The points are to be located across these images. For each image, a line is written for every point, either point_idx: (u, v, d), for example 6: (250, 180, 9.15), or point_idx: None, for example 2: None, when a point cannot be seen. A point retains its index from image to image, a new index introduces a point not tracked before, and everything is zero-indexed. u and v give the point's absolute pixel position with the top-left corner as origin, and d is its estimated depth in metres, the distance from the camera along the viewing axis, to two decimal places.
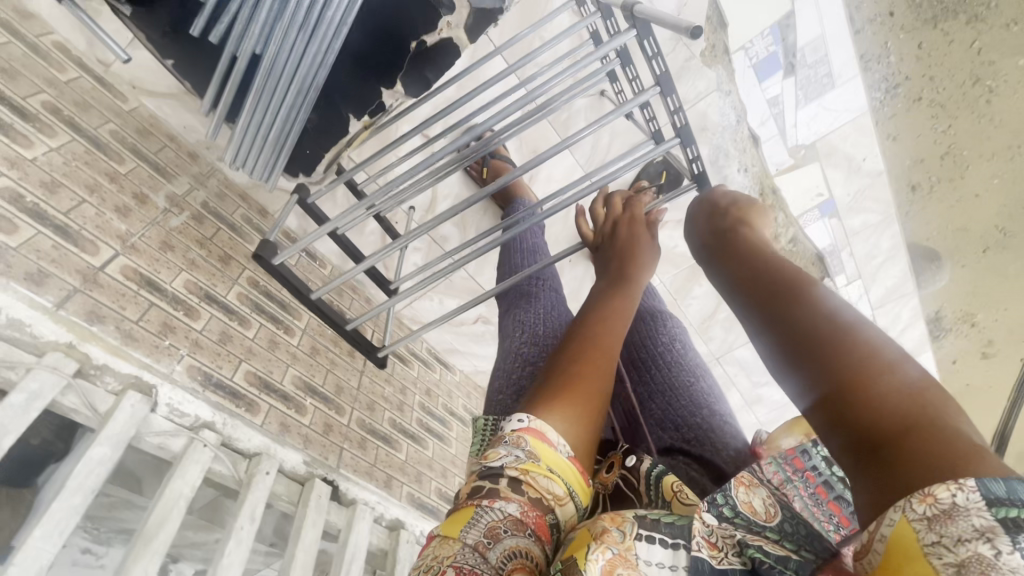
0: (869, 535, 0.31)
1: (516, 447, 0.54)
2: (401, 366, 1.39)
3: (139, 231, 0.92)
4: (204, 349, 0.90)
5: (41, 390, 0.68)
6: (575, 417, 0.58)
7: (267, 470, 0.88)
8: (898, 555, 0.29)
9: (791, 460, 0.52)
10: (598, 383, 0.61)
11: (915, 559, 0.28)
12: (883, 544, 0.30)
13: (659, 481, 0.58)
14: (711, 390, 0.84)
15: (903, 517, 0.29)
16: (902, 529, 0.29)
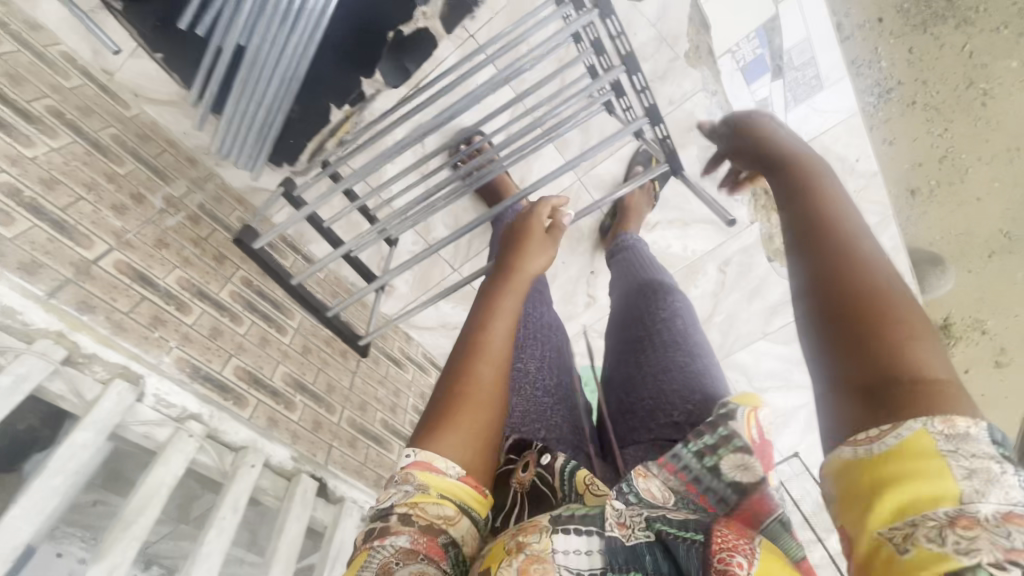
0: (876, 433, 0.38)
1: (404, 483, 0.57)
2: (395, 369, 1.39)
3: (134, 228, 0.95)
4: (193, 343, 0.92)
5: (27, 374, 0.69)
6: (466, 435, 0.60)
7: (252, 463, 0.89)
8: (909, 452, 0.36)
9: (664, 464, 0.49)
10: (490, 398, 0.63)
11: (929, 457, 0.35)
12: (895, 442, 0.37)
13: (573, 476, 0.61)
14: (705, 370, 0.82)
15: (923, 429, 0.36)
16: (921, 436, 0.36)
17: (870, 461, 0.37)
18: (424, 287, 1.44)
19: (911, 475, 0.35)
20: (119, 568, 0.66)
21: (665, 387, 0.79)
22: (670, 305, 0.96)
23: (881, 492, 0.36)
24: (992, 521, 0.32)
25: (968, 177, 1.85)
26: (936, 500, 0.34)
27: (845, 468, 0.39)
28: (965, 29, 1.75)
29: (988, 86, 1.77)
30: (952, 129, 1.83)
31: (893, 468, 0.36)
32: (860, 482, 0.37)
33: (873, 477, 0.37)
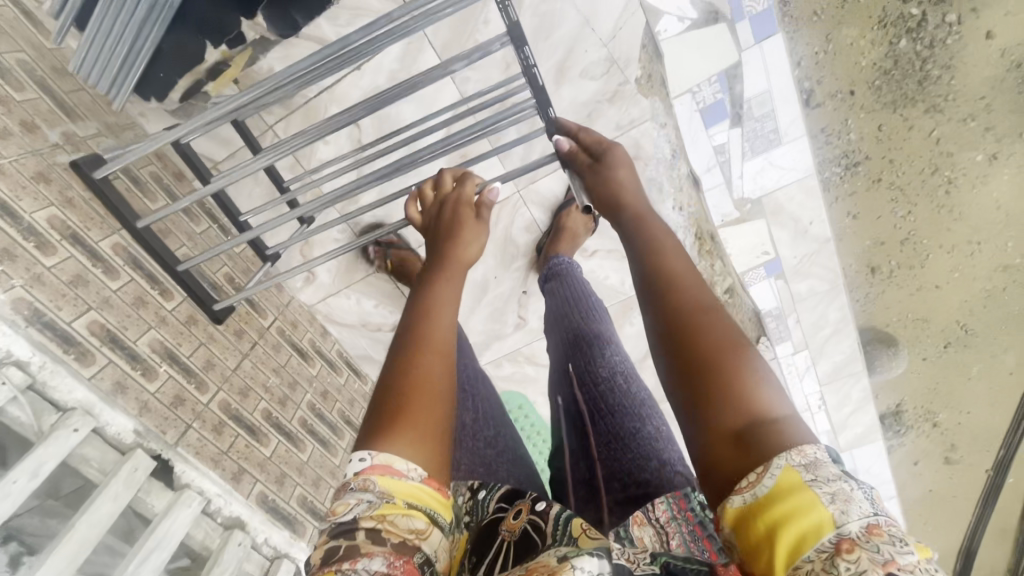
0: (757, 479, 0.46)
1: (364, 492, 0.54)
2: (299, 360, 1.30)
3: (12, 156, 0.88)
4: (44, 286, 0.83)
5: None
6: (420, 427, 0.59)
7: (76, 427, 0.79)
8: (788, 486, 0.44)
9: (677, 501, 0.66)
10: (436, 387, 0.63)
11: (801, 491, 0.44)
12: (772, 480, 0.45)
13: (568, 522, 0.57)
14: (657, 434, 0.80)
15: (788, 464, 0.45)
16: (788, 472, 0.45)
17: (761, 498, 0.45)
18: (348, 280, 1.38)
19: (792, 506, 0.43)
20: None
21: (621, 459, 0.75)
22: (610, 356, 0.92)
23: (778, 527, 0.43)
24: (861, 535, 0.41)
25: (928, 264, 1.82)
26: (818, 530, 0.42)
27: (741, 510, 0.46)
28: (933, 116, 1.66)
29: (953, 176, 1.72)
30: (915, 212, 1.76)
31: (778, 504, 0.44)
32: (758, 526, 0.44)
33: (767, 514, 0.44)
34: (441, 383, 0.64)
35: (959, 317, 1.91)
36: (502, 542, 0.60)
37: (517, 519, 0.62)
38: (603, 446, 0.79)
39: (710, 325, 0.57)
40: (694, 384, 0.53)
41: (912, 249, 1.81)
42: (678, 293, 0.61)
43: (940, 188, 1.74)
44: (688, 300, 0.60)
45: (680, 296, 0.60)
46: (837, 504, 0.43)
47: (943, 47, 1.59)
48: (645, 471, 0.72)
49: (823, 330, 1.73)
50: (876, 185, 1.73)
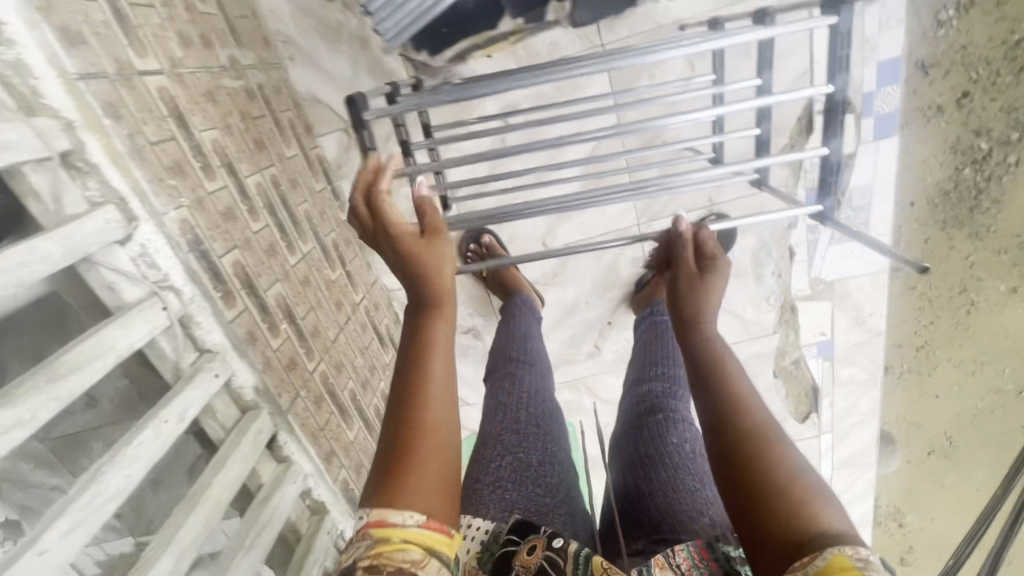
0: (810, 559, 0.40)
1: (359, 539, 0.46)
2: (377, 345, 1.23)
3: (191, 67, 0.81)
4: (205, 212, 0.76)
5: (16, 145, 0.53)
6: (429, 478, 0.49)
7: (215, 373, 0.71)
8: (837, 568, 0.38)
9: (699, 548, 0.55)
10: (435, 434, 0.51)
11: (844, 567, 0.38)
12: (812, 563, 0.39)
13: (588, 559, 0.54)
14: (714, 497, 0.70)
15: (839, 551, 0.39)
16: (837, 557, 0.39)
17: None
18: None
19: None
20: (19, 429, 0.47)
21: (675, 507, 0.66)
22: (675, 413, 0.82)
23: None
24: None
25: (936, 374, 1.69)
26: None
27: None
28: (973, 242, 1.47)
29: (978, 298, 1.54)
30: (935, 326, 1.60)
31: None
32: None
33: None
34: (444, 433, 0.52)
35: (946, 429, 1.79)
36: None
37: (530, 554, 0.56)
38: (655, 492, 0.70)
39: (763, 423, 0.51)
40: (736, 485, 0.47)
41: (925, 357, 1.67)
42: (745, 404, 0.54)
43: (962, 307, 1.56)
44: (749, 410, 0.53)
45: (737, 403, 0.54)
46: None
47: (1001, 181, 1.37)
48: (699, 524, 0.63)
49: (850, 418, 1.79)
50: (909, 292, 1.57)
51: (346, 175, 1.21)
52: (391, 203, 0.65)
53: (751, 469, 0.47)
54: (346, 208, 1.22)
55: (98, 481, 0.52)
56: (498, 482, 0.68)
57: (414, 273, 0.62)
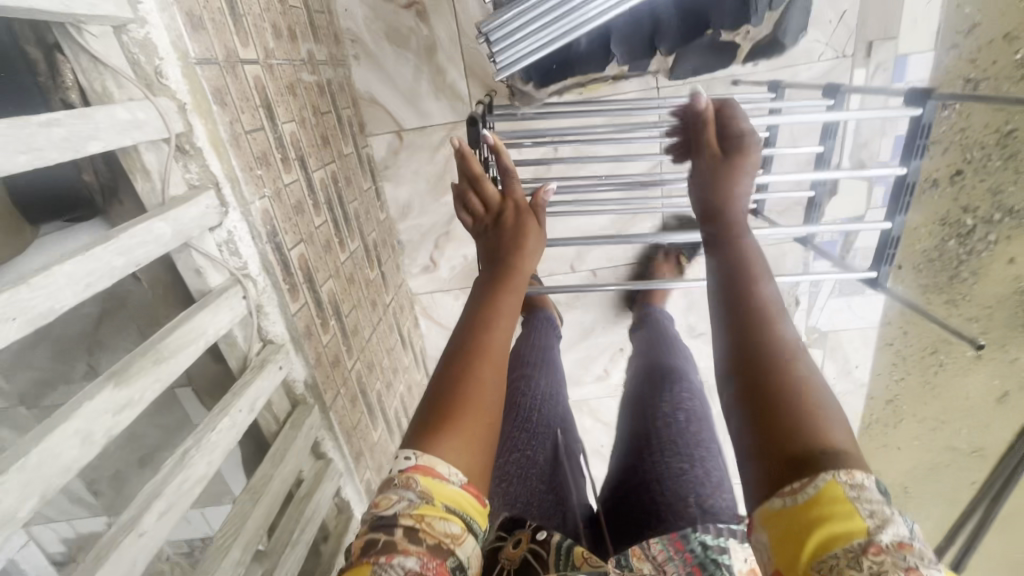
0: (799, 486, 0.35)
1: (406, 489, 0.42)
2: (400, 347, 1.24)
3: (280, 58, 0.82)
4: (281, 204, 0.77)
5: (144, 125, 0.53)
6: (467, 443, 0.45)
7: (279, 365, 0.71)
8: (829, 501, 0.33)
9: (674, 540, 0.55)
10: (484, 405, 0.48)
11: (840, 505, 0.33)
12: (806, 495, 0.34)
13: (570, 553, 0.55)
14: (705, 476, 0.67)
15: (833, 479, 0.34)
16: (830, 487, 0.34)
17: (798, 510, 0.34)
18: (463, 283, 1.34)
19: (824, 517, 0.33)
20: (130, 408, 0.47)
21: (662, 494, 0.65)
22: (678, 397, 0.79)
23: (814, 545, 0.33)
24: (893, 547, 0.32)
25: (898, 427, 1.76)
26: (849, 535, 0.32)
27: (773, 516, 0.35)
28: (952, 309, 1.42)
29: (945, 360, 1.60)
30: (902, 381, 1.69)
31: (809, 516, 0.34)
32: (800, 531, 0.34)
33: (799, 525, 0.34)
34: (491, 407, 0.48)
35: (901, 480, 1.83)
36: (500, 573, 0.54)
37: (517, 547, 0.56)
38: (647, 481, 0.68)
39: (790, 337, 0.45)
40: (755, 393, 0.41)
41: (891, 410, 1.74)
42: (765, 326, 0.45)
43: (931, 366, 1.62)
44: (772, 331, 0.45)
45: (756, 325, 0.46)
46: (873, 521, 0.33)
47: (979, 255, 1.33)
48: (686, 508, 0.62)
49: None
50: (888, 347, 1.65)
51: (390, 176, 1.22)
52: (474, 158, 0.61)
53: (768, 395, 0.40)
54: (385, 208, 1.24)
55: (185, 466, 0.52)
56: (504, 477, 0.66)
57: (501, 251, 0.61)
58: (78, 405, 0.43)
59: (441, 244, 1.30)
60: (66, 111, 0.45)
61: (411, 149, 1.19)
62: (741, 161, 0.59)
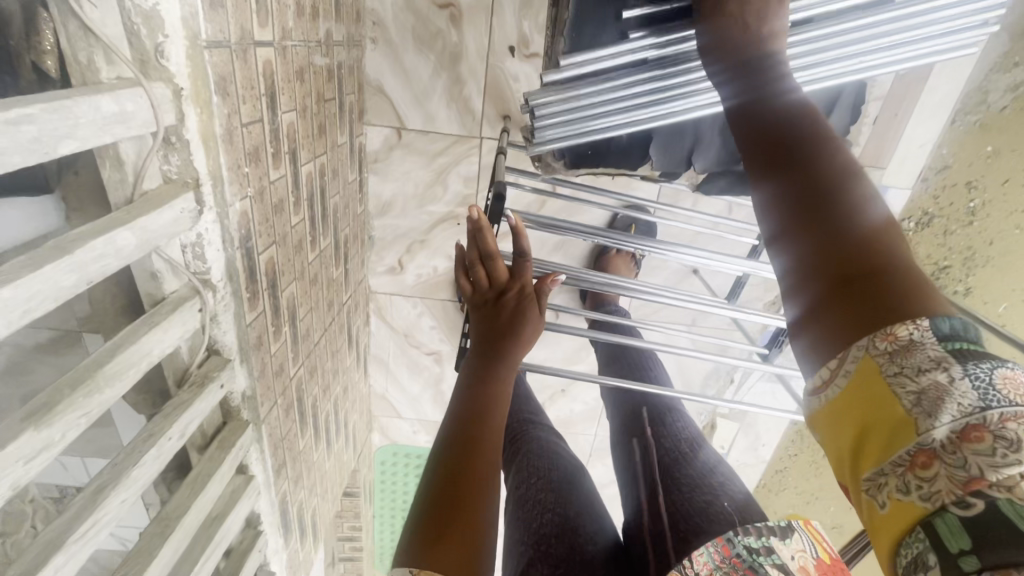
0: (833, 371, 0.34)
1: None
2: (346, 347, 1.18)
3: (296, 38, 0.74)
4: (262, 204, 0.70)
5: (131, 118, 0.46)
6: (468, 550, 0.43)
7: (221, 383, 0.65)
8: (865, 382, 0.32)
9: (719, 548, 0.55)
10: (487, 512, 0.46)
11: (879, 384, 0.32)
12: (846, 381, 0.33)
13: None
14: (714, 482, 0.67)
15: (866, 354, 0.32)
16: (866, 363, 0.32)
17: (840, 405, 0.33)
18: (426, 293, 1.30)
19: (872, 407, 0.32)
20: (48, 451, 0.41)
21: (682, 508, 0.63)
22: (673, 426, 0.80)
23: (863, 445, 0.32)
24: (950, 445, 0.28)
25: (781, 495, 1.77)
26: (897, 435, 0.30)
27: (825, 409, 0.35)
28: None
29: None
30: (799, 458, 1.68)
31: (855, 400, 0.33)
32: (846, 422, 0.33)
33: (844, 408, 0.33)
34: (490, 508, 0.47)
35: None
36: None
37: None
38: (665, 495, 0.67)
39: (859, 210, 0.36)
40: (836, 301, 0.34)
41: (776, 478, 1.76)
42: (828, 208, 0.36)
43: None
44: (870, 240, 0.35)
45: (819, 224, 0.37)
46: (920, 405, 0.30)
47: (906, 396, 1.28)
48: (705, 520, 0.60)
49: None
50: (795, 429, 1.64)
51: (378, 170, 1.15)
52: (486, 234, 0.58)
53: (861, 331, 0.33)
54: (365, 201, 1.16)
55: (97, 510, 0.47)
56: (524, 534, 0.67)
57: (498, 331, 0.58)
58: None
59: (413, 249, 1.25)
60: (43, 105, 0.37)
61: (408, 149, 1.12)
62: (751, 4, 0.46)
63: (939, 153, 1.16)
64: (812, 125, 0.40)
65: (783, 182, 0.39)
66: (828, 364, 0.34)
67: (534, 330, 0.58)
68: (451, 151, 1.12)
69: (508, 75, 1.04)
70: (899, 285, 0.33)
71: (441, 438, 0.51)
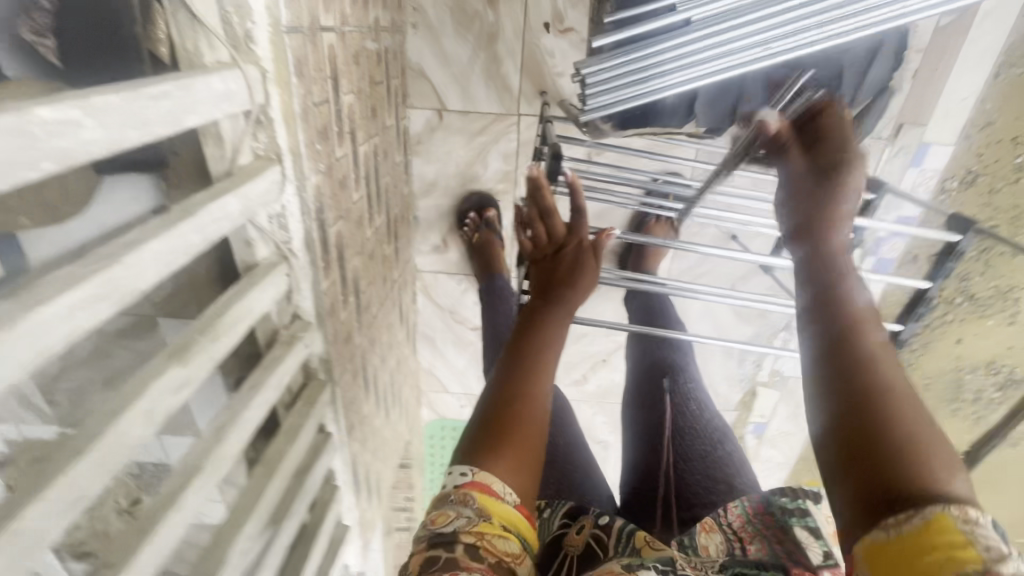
0: (903, 518, 0.34)
1: (460, 504, 0.44)
2: (398, 322, 1.24)
3: (352, 24, 0.79)
4: (331, 180, 0.75)
5: (234, 96, 0.52)
6: (522, 465, 0.47)
7: (304, 344, 0.72)
8: (938, 530, 0.33)
9: (753, 503, 0.56)
10: (541, 436, 0.50)
11: (951, 532, 0.33)
12: (916, 522, 0.34)
13: (630, 537, 0.53)
14: (730, 460, 0.71)
15: (943, 512, 0.33)
16: (941, 519, 0.33)
17: (909, 550, 0.33)
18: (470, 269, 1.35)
19: (945, 546, 0.32)
20: (189, 387, 0.47)
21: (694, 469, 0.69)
22: (686, 385, 0.84)
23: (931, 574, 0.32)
24: None
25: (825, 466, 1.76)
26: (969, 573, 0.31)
27: (887, 544, 0.34)
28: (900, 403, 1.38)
29: None
30: None
31: (926, 540, 0.33)
32: (917, 550, 0.33)
33: (909, 546, 0.33)
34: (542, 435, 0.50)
35: None
36: (564, 556, 0.55)
37: (580, 533, 0.57)
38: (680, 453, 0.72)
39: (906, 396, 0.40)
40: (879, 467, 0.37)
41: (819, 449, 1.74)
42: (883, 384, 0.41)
43: None
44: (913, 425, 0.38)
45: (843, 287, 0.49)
46: (994, 557, 0.31)
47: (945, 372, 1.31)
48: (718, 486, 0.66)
49: None
50: None
51: (421, 152, 1.20)
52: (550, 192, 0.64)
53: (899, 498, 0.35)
54: (410, 182, 1.22)
55: (222, 443, 0.53)
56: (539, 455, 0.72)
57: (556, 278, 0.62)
58: (147, 383, 0.43)
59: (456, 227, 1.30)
60: (173, 83, 0.43)
61: (449, 130, 1.17)
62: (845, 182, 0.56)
63: (984, 108, 1.14)
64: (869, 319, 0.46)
65: (850, 347, 0.44)
66: (890, 518, 0.35)
67: (587, 289, 0.62)
68: (490, 130, 1.16)
69: (545, 51, 1.07)
70: (925, 459, 0.37)
71: (505, 365, 0.56)
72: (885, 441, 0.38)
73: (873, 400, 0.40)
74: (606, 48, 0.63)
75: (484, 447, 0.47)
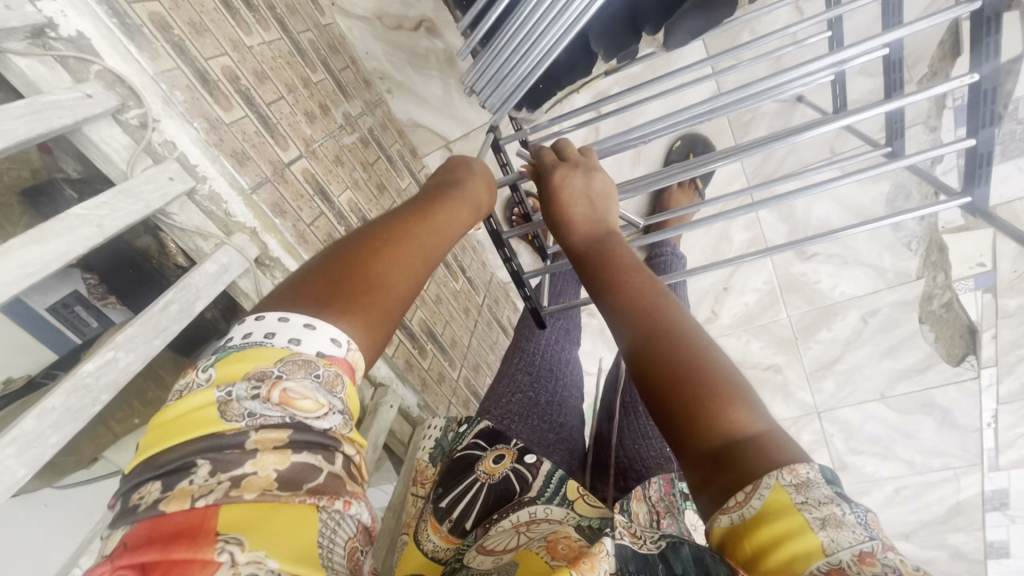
0: (744, 496, 0.36)
1: (332, 394, 0.35)
2: (503, 338, 1.38)
3: (319, 138, 0.93)
4: None
5: (230, 266, 0.68)
6: (374, 324, 0.41)
7: (390, 403, 0.87)
8: (778, 508, 0.35)
9: (664, 482, 0.58)
10: (402, 291, 0.44)
11: (791, 512, 0.35)
12: (760, 502, 0.36)
13: (563, 482, 0.54)
14: None
15: (778, 483, 0.36)
16: (777, 491, 0.36)
17: (746, 527, 0.36)
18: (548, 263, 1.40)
19: (785, 527, 0.35)
20: None
21: (642, 455, 0.69)
22: None
23: (766, 553, 0.35)
24: (855, 565, 0.32)
25: None
26: (809, 554, 0.33)
27: (734, 532, 0.36)
28: None
29: None
30: None
31: (768, 526, 0.35)
32: (764, 532, 0.35)
33: (753, 537, 0.35)
34: (408, 285, 0.45)
35: None
36: (475, 483, 0.55)
37: (497, 464, 0.57)
38: (628, 439, 0.72)
39: (721, 366, 0.43)
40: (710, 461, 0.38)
41: None
42: (698, 371, 0.42)
43: None
44: (730, 404, 0.40)
45: (624, 277, 0.51)
46: (825, 529, 0.34)
47: None
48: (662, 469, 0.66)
49: None
50: None
51: None
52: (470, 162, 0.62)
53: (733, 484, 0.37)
54: None
55: None
56: (507, 415, 0.68)
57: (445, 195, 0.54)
58: None
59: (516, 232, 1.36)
60: (174, 290, 0.60)
61: None
62: (598, 196, 0.58)
63: None
64: (667, 315, 0.47)
65: (659, 347, 0.45)
66: (739, 492, 0.36)
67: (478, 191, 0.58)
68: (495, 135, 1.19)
69: None
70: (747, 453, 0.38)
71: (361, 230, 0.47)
72: (706, 442, 0.39)
73: (676, 379, 0.42)
74: (469, 74, 0.67)
75: (342, 296, 0.40)
